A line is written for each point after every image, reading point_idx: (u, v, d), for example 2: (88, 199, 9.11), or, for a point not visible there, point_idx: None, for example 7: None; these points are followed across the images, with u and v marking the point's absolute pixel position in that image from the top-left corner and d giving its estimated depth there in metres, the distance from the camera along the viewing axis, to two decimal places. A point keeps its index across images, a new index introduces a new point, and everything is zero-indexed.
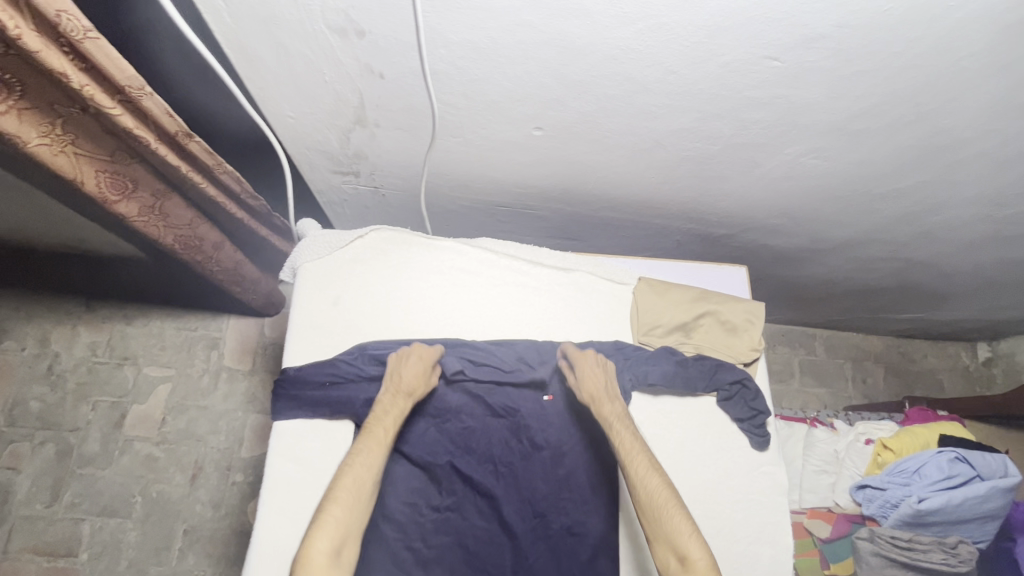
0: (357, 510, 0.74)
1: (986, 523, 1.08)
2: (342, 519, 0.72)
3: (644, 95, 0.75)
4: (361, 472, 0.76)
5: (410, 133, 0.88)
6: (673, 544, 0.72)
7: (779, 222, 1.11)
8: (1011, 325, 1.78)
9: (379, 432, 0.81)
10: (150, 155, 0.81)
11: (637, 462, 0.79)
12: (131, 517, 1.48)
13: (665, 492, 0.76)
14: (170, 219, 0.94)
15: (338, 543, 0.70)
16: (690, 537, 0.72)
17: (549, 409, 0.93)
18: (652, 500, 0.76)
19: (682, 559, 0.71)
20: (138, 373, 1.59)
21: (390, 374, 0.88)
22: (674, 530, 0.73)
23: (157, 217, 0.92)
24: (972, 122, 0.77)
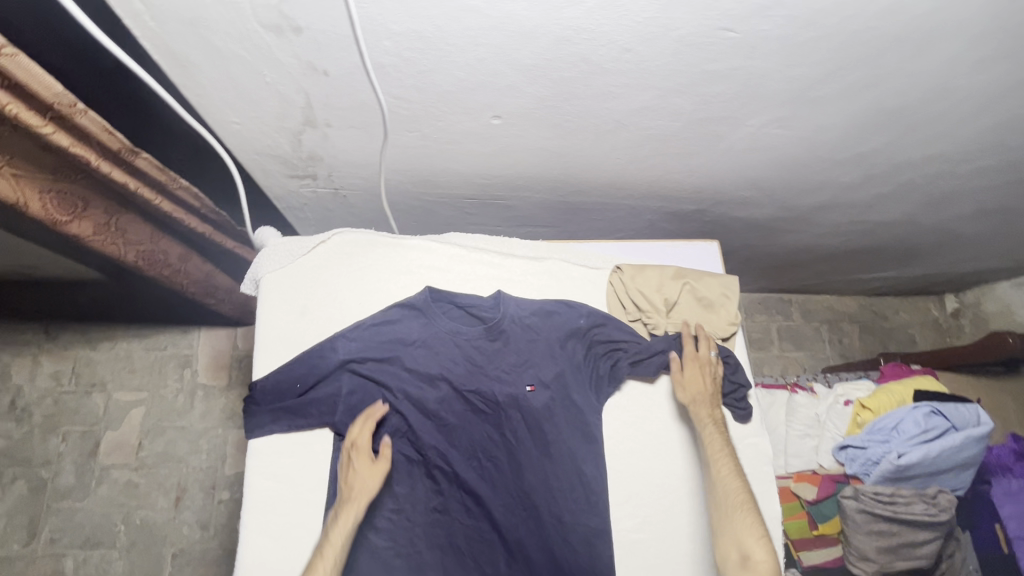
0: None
1: (962, 471, 1.12)
2: None
3: (601, 74, 0.73)
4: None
5: (364, 131, 0.85)
6: (738, 542, 0.77)
7: (747, 194, 1.11)
8: (975, 275, 1.83)
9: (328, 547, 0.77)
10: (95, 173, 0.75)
11: (723, 466, 0.84)
12: (116, 547, 1.44)
13: (742, 495, 0.81)
14: (129, 237, 0.88)
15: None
16: (758, 538, 0.77)
17: (533, 401, 0.90)
18: (728, 502, 0.81)
19: (744, 557, 0.76)
20: (108, 399, 1.54)
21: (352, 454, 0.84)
22: (741, 529, 0.78)
23: (116, 236, 0.86)
24: (929, 80, 0.77)
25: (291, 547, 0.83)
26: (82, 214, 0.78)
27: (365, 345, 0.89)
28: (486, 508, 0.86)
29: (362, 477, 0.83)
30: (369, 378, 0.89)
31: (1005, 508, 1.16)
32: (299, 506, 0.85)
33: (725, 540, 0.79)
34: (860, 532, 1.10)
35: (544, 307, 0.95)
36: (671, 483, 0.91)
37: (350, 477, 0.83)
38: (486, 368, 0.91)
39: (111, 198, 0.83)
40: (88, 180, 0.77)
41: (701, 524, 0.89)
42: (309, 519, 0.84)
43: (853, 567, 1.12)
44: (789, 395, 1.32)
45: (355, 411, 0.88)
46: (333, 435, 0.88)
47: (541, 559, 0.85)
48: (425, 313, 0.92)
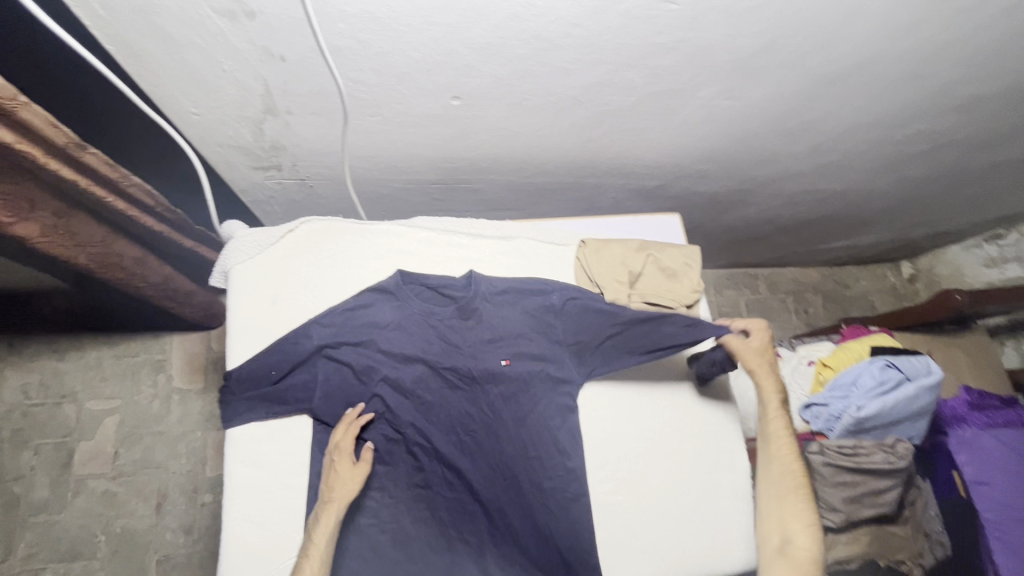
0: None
1: (918, 420, 1.19)
2: None
3: (554, 51, 0.75)
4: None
5: (326, 117, 0.86)
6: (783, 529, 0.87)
7: (704, 167, 1.15)
8: (926, 241, 1.93)
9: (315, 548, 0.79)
10: (41, 172, 0.73)
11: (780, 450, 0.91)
12: (97, 557, 1.42)
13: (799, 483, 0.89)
14: (80, 239, 0.86)
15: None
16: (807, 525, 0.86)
17: (504, 374, 0.92)
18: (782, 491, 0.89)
19: (784, 542, 0.86)
20: (79, 409, 1.50)
21: (333, 451, 0.85)
22: (789, 516, 0.88)
23: (66, 238, 0.84)
24: (862, 46, 0.81)
25: (278, 531, 0.84)
26: (27, 215, 0.76)
27: (340, 330, 0.90)
28: (467, 480, 0.89)
29: (341, 481, 0.83)
30: (345, 362, 0.90)
31: (960, 455, 1.24)
32: (282, 491, 0.86)
33: (772, 524, 0.89)
34: (829, 486, 1.14)
35: (527, 287, 0.97)
36: (644, 445, 0.96)
37: (332, 479, 0.83)
38: (462, 346, 0.93)
39: (60, 199, 0.81)
40: (32, 180, 0.75)
41: (673, 481, 0.95)
42: (293, 503, 0.86)
43: (825, 520, 1.15)
44: None
45: (332, 394, 0.89)
46: (312, 420, 0.89)
47: (521, 525, 0.88)
48: (398, 296, 0.94)
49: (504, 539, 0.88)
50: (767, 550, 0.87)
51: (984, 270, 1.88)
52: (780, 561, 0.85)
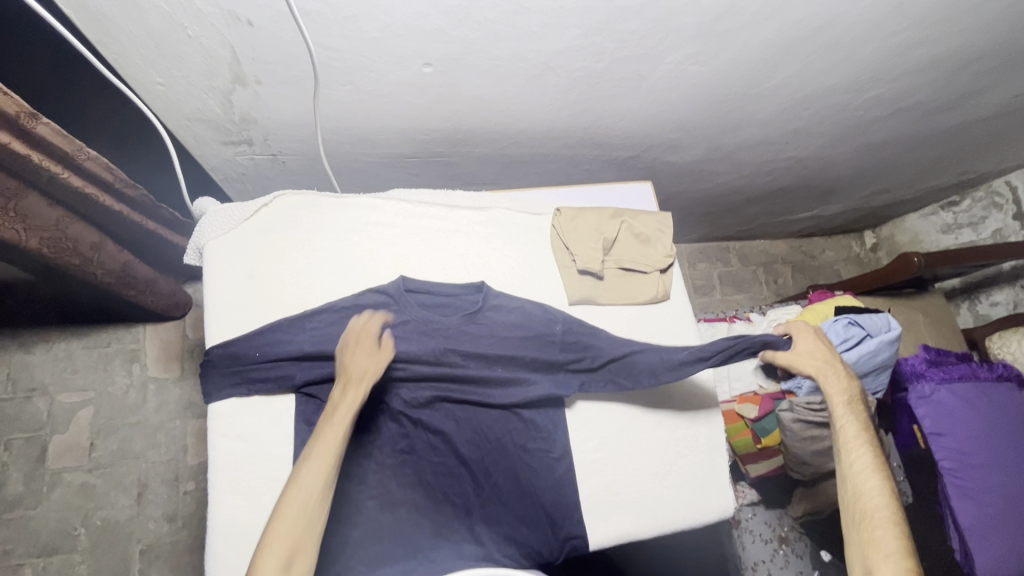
0: (309, 519, 0.71)
1: (880, 373, 1.24)
2: (289, 533, 0.69)
3: (525, 15, 0.76)
4: (304, 490, 0.72)
5: (296, 86, 0.85)
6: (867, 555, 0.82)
7: (675, 136, 1.18)
8: (887, 209, 2.01)
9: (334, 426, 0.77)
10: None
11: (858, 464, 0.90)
12: (77, 550, 1.40)
13: (879, 498, 0.86)
14: (31, 221, 0.85)
15: (286, 558, 0.68)
16: (889, 541, 0.82)
17: (497, 374, 0.94)
18: (862, 509, 0.86)
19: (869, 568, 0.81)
20: (50, 403, 1.46)
21: (348, 339, 0.84)
22: (872, 535, 0.83)
23: (17, 220, 0.82)
24: (820, 7, 0.84)
25: (265, 502, 0.84)
26: None
27: (330, 309, 0.91)
28: (453, 444, 0.91)
29: (364, 362, 0.83)
30: (324, 347, 0.88)
31: (920, 409, 1.28)
32: (267, 463, 0.86)
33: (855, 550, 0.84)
34: (796, 443, 1.22)
35: (527, 307, 0.98)
36: (624, 405, 0.99)
37: (352, 355, 0.83)
38: (452, 356, 0.93)
39: (10, 176, 0.79)
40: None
41: (653, 437, 0.98)
42: (279, 474, 0.85)
43: (793, 474, 1.28)
44: (729, 326, 1.43)
45: (317, 371, 0.88)
46: (296, 393, 0.88)
47: (506, 484, 0.91)
48: (395, 303, 0.93)
49: (490, 500, 0.91)
50: None
51: (941, 236, 1.98)
52: None
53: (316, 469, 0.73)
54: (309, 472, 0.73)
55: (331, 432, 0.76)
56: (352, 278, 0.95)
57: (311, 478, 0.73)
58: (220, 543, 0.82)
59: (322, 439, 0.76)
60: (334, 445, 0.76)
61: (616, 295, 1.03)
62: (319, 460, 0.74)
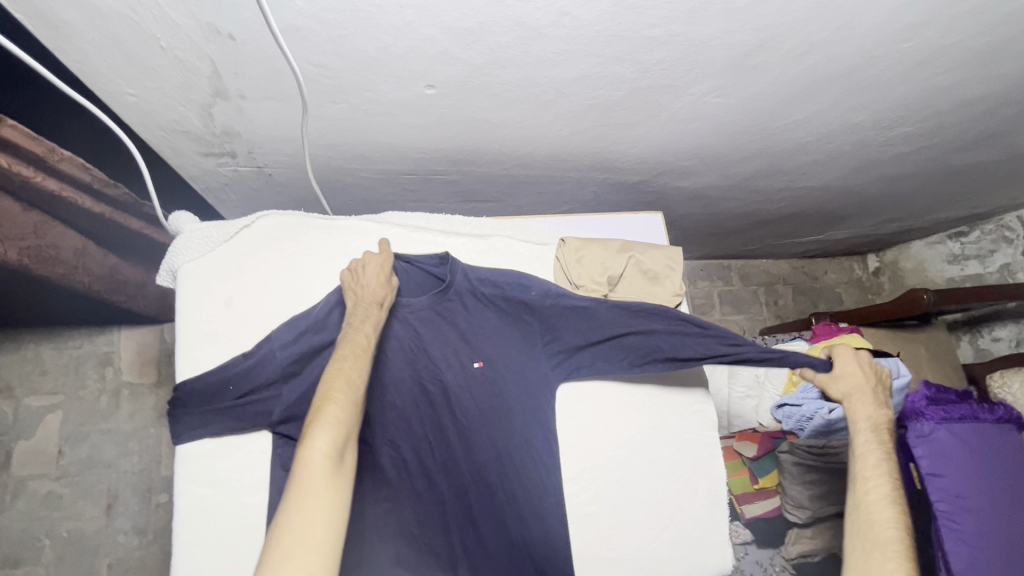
0: (354, 411, 0.70)
1: None
2: (340, 418, 0.67)
3: (539, 40, 0.69)
4: (353, 377, 0.72)
5: (283, 102, 0.77)
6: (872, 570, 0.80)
7: (689, 163, 1.11)
8: (895, 235, 1.96)
9: (361, 338, 0.77)
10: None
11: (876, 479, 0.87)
12: (42, 563, 1.33)
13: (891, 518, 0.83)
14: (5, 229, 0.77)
15: (340, 444, 0.66)
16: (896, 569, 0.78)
17: (480, 376, 0.89)
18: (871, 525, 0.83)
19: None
20: (16, 406, 1.37)
21: (355, 272, 0.85)
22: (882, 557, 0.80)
23: None
24: (860, 46, 0.78)
25: (234, 555, 0.78)
26: None
27: (310, 342, 0.83)
28: (439, 491, 0.86)
29: (374, 278, 0.85)
30: (304, 383, 0.81)
31: (918, 449, 1.22)
32: (240, 511, 0.79)
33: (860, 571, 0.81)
34: (796, 483, 1.20)
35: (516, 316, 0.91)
36: (622, 453, 0.94)
37: (364, 276, 0.85)
38: (431, 346, 0.89)
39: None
40: None
41: (651, 488, 0.94)
42: (251, 524, 0.79)
43: (790, 515, 1.23)
44: None
45: (298, 409, 0.81)
46: (272, 433, 0.81)
47: (494, 536, 0.85)
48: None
49: (477, 553, 0.84)
50: None
51: (946, 266, 1.94)
52: None
53: (358, 368, 0.74)
54: (356, 366, 0.73)
55: (364, 336, 0.78)
56: None
57: (357, 371, 0.73)
58: None
59: (353, 344, 0.76)
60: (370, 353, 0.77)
61: None
62: (359, 360, 0.74)
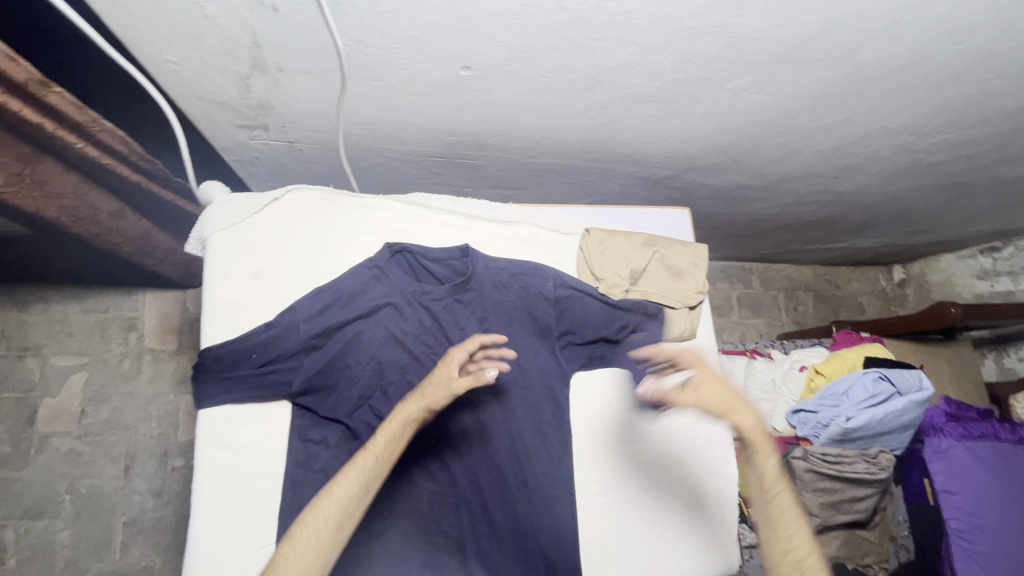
0: (320, 551, 0.65)
1: (902, 432, 1.20)
2: (296, 562, 0.64)
3: (580, 25, 0.68)
4: (323, 511, 0.68)
5: (319, 77, 0.78)
6: None
7: (720, 161, 1.10)
8: (924, 247, 1.92)
9: (359, 464, 0.71)
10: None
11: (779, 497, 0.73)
12: (60, 516, 1.37)
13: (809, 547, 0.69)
14: (48, 188, 0.79)
15: None
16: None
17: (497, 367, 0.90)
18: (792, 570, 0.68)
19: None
20: (43, 364, 1.41)
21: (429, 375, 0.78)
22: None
23: (35, 188, 0.76)
24: (910, 48, 0.76)
25: (250, 519, 0.79)
26: None
27: (334, 318, 0.84)
28: (452, 473, 0.86)
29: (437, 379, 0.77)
30: (325, 356, 0.83)
31: (934, 464, 1.21)
32: (257, 476, 0.81)
33: None
34: (807, 491, 1.15)
35: (540, 308, 0.92)
36: (634, 447, 0.94)
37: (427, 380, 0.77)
38: (452, 333, 0.89)
39: (21, 142, 0.73)
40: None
41: (661, 484, 0.93)
42: (268, 491, 0.81)
43: None
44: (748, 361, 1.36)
45: (319, 383, 0.83)
46: (292, 404, 0.83)
47: (502, 521, 0.85)
48: (386, 272, 0.89)
49: (485, 537, 0.85)
50: None
51: (976, 281, 1.89)
52: None
53: (335, 500, 0.69)
54: (329, 502, 0.68)
55: (362, 470, 0.70)
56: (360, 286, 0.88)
57: (327, 507, 0.68)
58: (198, 561, 0.77)
59: (353, 469, 0.70)
60: (362, 474, 0.70)
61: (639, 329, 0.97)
62: (338, 489, 0.69)
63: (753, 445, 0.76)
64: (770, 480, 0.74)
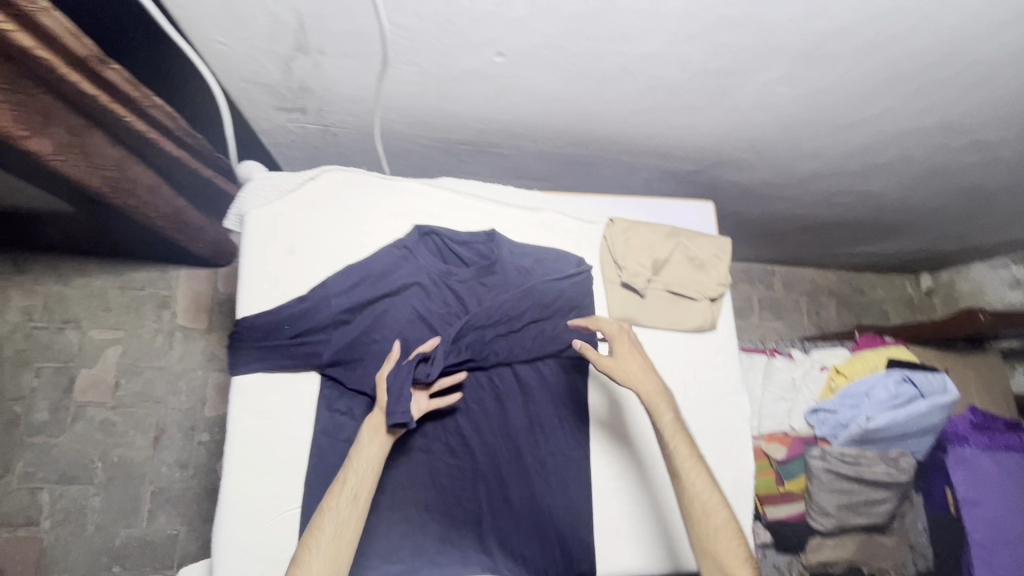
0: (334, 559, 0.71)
1: (923, 436, 1.18)
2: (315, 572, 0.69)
3: (614, 12, 0.70)
4: (325, 526, 0.72)
5: (360, 61, 0.81)
6: (720, 563, 0.75)
7: (747, 156, 1.10)
8: (953, 255, 1.88)
9: (350, 478, 0.75)
10: (57, 81, 0.70)
11: (682, 449, 0.80)
12: (93, 483, 1.41)
13: (709, 492, 0.78)
14: (93, 159, 0.83)
15: None
16: (736, 563, 0.74)
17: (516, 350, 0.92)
18: (696, 515, 0.77)
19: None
20: (82, 337, 1.47)
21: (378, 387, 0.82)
22: (721, 553, 0.75)
23: (81, 157, 0.81)
24: (941, 44, 0.76)
25: (277, 483, 0.83)
26: (46, 130, 0.74)
27: (363, 295, 0.88)
28: (472, 448, 0.88)
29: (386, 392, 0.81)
30: (354, 331, 0.87)
31: (956, 473, 1.19)
32: (285, 442, 0.84)
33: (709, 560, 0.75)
34: (823, 491, 1.15)
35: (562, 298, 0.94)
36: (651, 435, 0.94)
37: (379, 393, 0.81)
38: (475, 313, 0.92)
39: (74, 114, 0.78)
40: (51, 93, 0.73)
41: None
42: (294, 457, 0.84)
43: (813, 522, 1.17)
44: (768, 359, 1.34)
45: (347, 355, 0.86)
46: (320, 375, 0.86)
47: (518, 497, 0.87)
48: (414, 252, 0.93)
49: (502, 513, 0.87)
50: None
51: (1007, 291, 1.85)
52: None
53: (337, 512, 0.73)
54: (331, 516, 0.73)
55: (348, 486, 0.75)
56: (389, 266, 0.91)
57: (332, 521, 0.72)
58: (227, 519, 0.81)
59: (340, 485, 0.75)
60: (352, 487, 0.75)
61: (661, 319, 0.98)
62: (336, 501, 0.74)
63: (652, 406, 0.83)
64: (667, 429, 0.82)
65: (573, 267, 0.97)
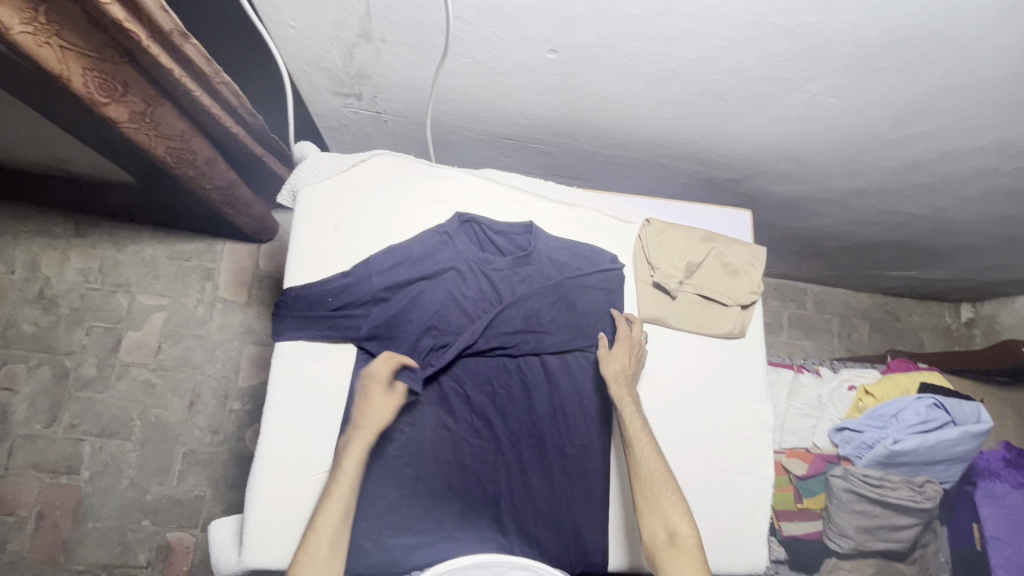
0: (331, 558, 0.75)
1: (953, 465, 1.15)
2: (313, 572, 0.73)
3: (668, 15, 0.72)
4: (320, 532, 0.76)
5: (417, 51, 0.85)
6: (665, 519, 0.79)
7: (789, 167, 1.10)
8: (997, 286, 1.82)
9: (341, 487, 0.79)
10: (140, 54, 0.76)
11: (635, 423, 0.86)
12: (131, 439, 1.48)
13: (657, 462, 0.83)
14: (161, 129, 0.90)
15: None
16: (678, 517, 0.79)
17: (546, 339, 0.94)
18: (643, 479, 0.82)
19: (671, 534, 0.78)
20: (131, 301, 1.54)
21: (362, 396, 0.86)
22: (665, 508, 0.80)
23: (150, 126, 0.88)
24: (995, 62, 0.76)
25: (309, 445, 0.87)
26: (122, 98, 0.80)
27: (403, 275, 0.92)
28: (495, 431, 0.91)
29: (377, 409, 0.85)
30: (392, 308, 0.91)
31: (985, 509, 1.15)
32: (320, 408, 0.88)
33: (647, 513, 0.80)
34: (842, 512, 1.13)
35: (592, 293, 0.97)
36: (672, 437, 0.95)
37: (364, 404, 0.85)
38: (508, 300, 0.94)
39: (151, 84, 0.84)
40: (132, 62, 0.78)
41: (696, 477, 0.94)
42: (327, 422, 0.88)
43: (831, 542, 1.16)
44: (795, 375, 1.33)
45: (384, 331, 0.90)
46: (356, 347, 0.90)
47: (539, 484, 0.90)
48: (453, 238, 0.96)
49: (522, 499, 0.89)
50: (654, 545, 0.78)
51: None
52: (669, 554, 0.77)
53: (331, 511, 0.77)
54: (325, 522, 0.77)
55: (340, 505, 0.78)
56: (429, 249, 0.94)
57: (325, 524, 0.76)
58: (261, 475, 0.85)
59: (333, 500, 0.78)
60: (343, 499, 0.78)
61: (690, 321, 0.99)
62: (331, 508, 0.77)
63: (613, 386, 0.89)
64: (623, 406, 0.88)
65: (608, 263, 0.99)
